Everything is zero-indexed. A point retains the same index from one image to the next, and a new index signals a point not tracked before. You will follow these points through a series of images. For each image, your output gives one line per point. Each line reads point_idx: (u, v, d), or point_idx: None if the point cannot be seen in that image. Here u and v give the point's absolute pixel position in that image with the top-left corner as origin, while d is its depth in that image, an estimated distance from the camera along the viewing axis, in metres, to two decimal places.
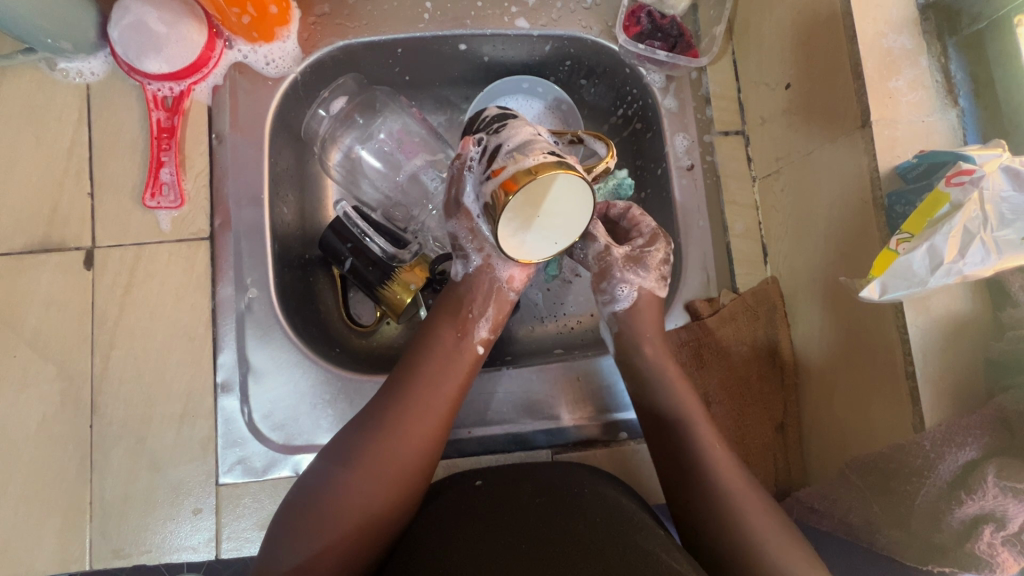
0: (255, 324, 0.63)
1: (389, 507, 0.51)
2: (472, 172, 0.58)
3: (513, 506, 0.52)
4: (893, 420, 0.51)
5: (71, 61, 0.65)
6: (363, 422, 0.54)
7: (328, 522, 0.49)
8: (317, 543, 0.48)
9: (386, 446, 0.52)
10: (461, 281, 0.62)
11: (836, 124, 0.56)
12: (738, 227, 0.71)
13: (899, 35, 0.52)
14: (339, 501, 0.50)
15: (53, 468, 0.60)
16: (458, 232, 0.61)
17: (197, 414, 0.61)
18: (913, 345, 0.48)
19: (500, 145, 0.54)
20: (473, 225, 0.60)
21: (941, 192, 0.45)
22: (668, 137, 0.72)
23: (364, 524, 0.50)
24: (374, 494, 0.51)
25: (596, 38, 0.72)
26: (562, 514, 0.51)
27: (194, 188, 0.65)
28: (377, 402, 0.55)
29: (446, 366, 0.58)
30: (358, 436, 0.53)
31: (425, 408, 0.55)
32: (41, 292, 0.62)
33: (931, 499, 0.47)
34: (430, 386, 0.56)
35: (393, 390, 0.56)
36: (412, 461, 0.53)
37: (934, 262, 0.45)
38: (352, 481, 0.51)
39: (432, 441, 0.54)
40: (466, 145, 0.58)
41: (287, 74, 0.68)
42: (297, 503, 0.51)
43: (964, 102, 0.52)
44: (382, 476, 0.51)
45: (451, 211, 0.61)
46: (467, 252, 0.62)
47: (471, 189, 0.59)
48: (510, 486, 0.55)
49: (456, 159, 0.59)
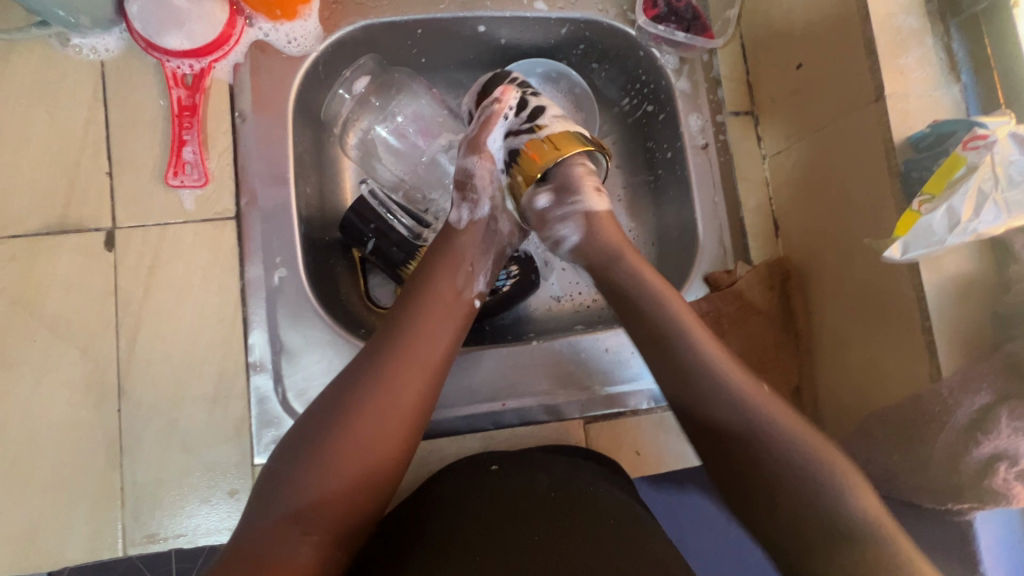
0: (285, 302, 0.63)
1: (388, 460, 0.51)
2: (503, 121, 0.66)
3: (525, 500, 0.53)
4: (907, 371, 0.55)
5: (84, 37, 0.63)
6: (360, 369, 0.53)
7: (326, 472, 0.48)
8: (313, 493, 0.47)
9: (386, 395, 0.51)
10: (465, 229, 0.64)
11: (848, 99, 0.59)
12: (751, 203, 0.74)
13: (907, 15, 0.57)
14: (337, 450, 0.49)
15: (80, 454, 0.58)
16: (475, 172, 0.65)
17: (229, 394, 0.61)
18: (929, 301, 0.52)
19: (543, 107, 0.66)
20: (492, 170, 0.65)
21: (959, 156, 0.49)
22: (682, 118, 0.74)
23: (363, 476, 0.49)
24: (373, 446, 0.50)
25: (612, 22, 0.74)
26: (579, 513, 0.52)
27: (218, 167, 0.64)
28: (373, 350, 0.54)
29: (444, 317, 0.58)
30: (354, 385, 0.52)
31: (421, 359, 0.54)
32: (60, 275, 0.60)
33: (949, 443, 0.50)
34: (425, 338, 0.56)
35: (389, 339, 0.55)
36: (412, 411, 0.52)
37: (953, 221, 0.48)
38: (348, 432, 0.50)
39: (429, 392, 0.54)
40: (506, 92, 0.67)
41: (309, 53, 0.67)
42: (291, 455, 0.49)
43: (965, 78, 0.56)
44: (383, 426, 0.51)
45: (473, 150, 0.65)
46: (478, 198, 0.65)
47: (496, 137, 0.66)
48: (526, 477, 0.56)
49: (489, 105, 0.67)
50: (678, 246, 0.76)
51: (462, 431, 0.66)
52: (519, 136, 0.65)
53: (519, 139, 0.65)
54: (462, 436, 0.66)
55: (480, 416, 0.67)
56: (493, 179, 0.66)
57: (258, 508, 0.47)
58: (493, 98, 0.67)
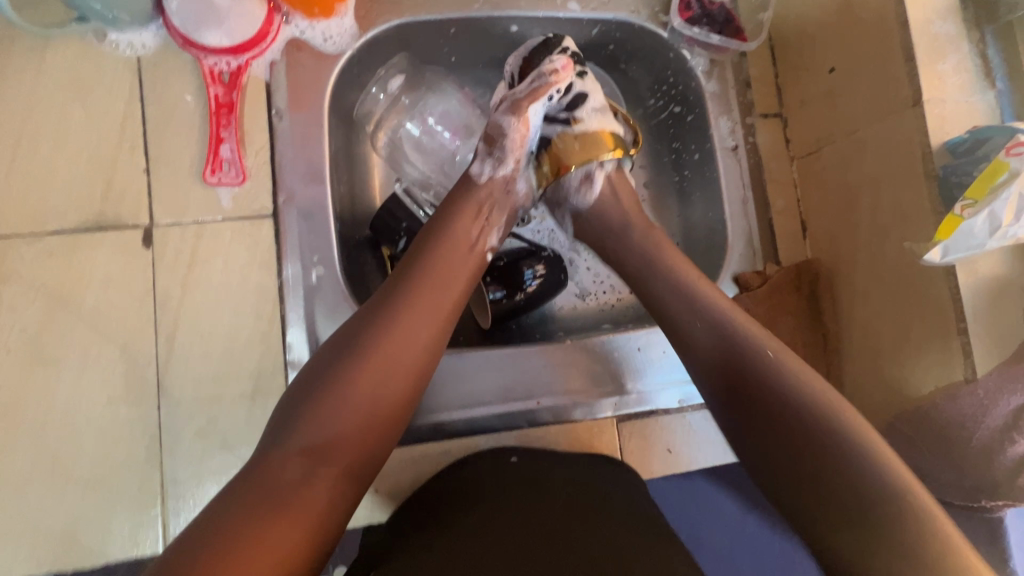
0: (324, 301, 0.63)
1: (398, 398, 0.53)
2: (549, 99, 0.65)
3: (540, 492, 0.57)
4: (943, 372, 0.57)
5: (121, 33, 0.62)
6: (375, 311, 0.55)
7: (341, 405, 0.50)
8: (327, 424, 0.49)
9: (398, 337, 0.53)
10: (483, 185, 0.65)
11: (884, 103, 0.60)
12: (778, 204, 0.75)
13: (944, 22, 0.58)
14: (352, 385, 0.51)
15: (120, 451, 0.58)
16: (510, 133, 0.63)
17: (267, 392, 0.61)
18: (964, 303, 0.54)
19: (586, 96, 0.67)
20: (526, 138, 0.64)
21: (1001, 162, 0.49)
22: (712, 119, 0.75)
23: (374, 410, 0.51)
24: (384, 384, 0.52)
25: (644, 23, 0.74)
26: (591, 506, 0.56)
27: (255, 165, 0.64)
28: (388, 294, 0.56)
29: (456, 269, 0.60)
30: (368, 326, 0.54)
31: (433, 306, 0.56)
32: (99, 272, 0.60)
33: (984, 441, 0.52)
34: (439, 287, 0.57)
35: (403, 284, 0.56)
36: (424, 357, 0.55)
37: (994, 226, 0.49)
38: (361, 369, 0.52)
39: (441, 341, 0.56)
40: (565, 67, 0.66)
41: (346, 51, 0.67)
42: (307, 388, 0.51)
43: (1000, 84, 0.57)
44: (396, 369, 0.53)
45: (515, 111, 0.63)
46: (502, 159, 0.65)
47: (540, 109, 0.64)
48: (542, 472, 0.60)
49: (543, 74, 0.65)
50: (707, 245, 0.77)
51: (497, 429, 0.67)
52: (554, 124, 0.67)
53: (553, 129, 0.67)
54: (498, 433, 0.67)
55: (514, 415, 0.67)
56: (524, 145, 0.65)
57: (272, 443, 0.49)
58: (552, 68, 0.65)
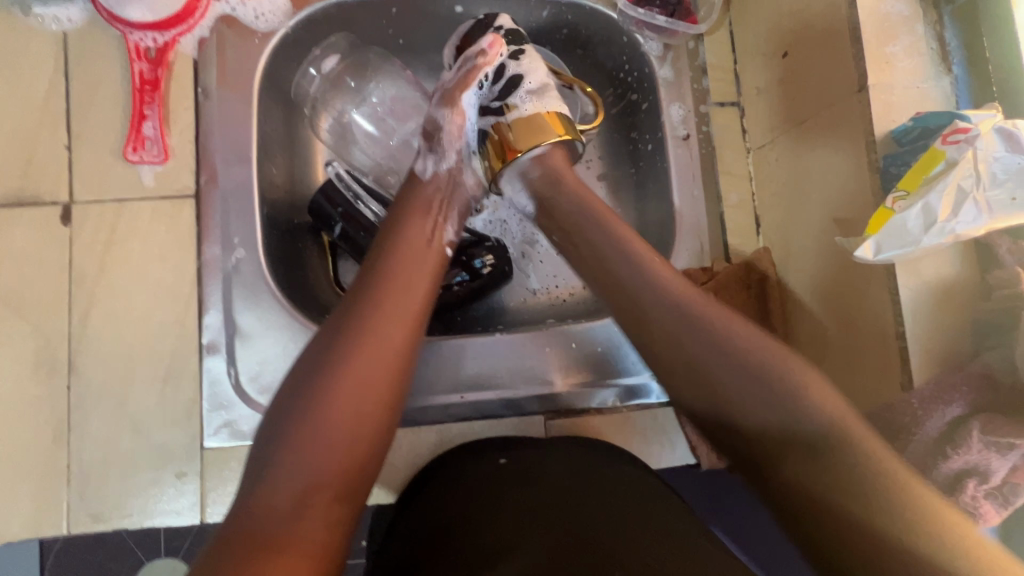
0: (243, 284, 0.61)
1: (381, 410, 0.48)
2: (479, 83, 0.64)
3: (540, 485, 0.52)
4: (879, 381, 0.53)
5: (47, 7, 0.61)
6: (337, 326, 0.50)
7: (321, 432, 0.45)
8: (311, 458, 0.44)
9: (366, 348, 0.49)
10: (430, 181, 0.62)
11: (833, 88, 0.56)
12: (732, 198, 0.70)
13: (896, 1, 0.53)
14: (331, 410, 0.46)
15: (28, 429, 0.57)
16: (446, 126, 0.63)
17: (181, 375, 0.60)
18: (904, 306, 0.49)
19: (521, 77, 0.64)
20: (462, 126, 0.64)
21: (937, 150, 0.46)
22: (664, 107, 0.71)
23: (359, 429, 0.47)
24: (363, 400, 0.47)
25: (595, 5, 0.71)
26: (597, 495, 0.50)
27: (179, 143, 0.63)
28: (348, 307, 0.51)
29: (417, 265, 0.55)
30: (332, 342, 0.49)
31: (398, 308, 0.52)
32: (16, 248, 0.59)
33: (918, 454, 0.47)
34: (404, 285, 0.53)
35: (361, 293, 0.52)
36: (398, 357, 0.50)
37: (928, 219, 0.45)
38: (337, 389, 0.46)
39: (412, 338, 0.52)
40: (494, 45, 0.64)
41: (278, 29, 0.66)
42: (277, 423, 0.46)
43: (957, 69, 0.53)
44: (372, 380, 0.48)
45: (449, 103, 0.64)
46: (443, 149, 0.64)
47: (472, 94, 0.64)
48: (537, 465, 0.54)
49: (471, 58, 0.65)
50: (657, 241, 0.73)
51: (419, 424, 0.64)
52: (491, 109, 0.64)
53: (488, 118, 0.63)
54: (419, 427, 0.64)
55: (437, 408, 0.65)
56: (463, 134, 0.64)
57: (251, 484, 0.43)
58: (478, 51, 0.64)
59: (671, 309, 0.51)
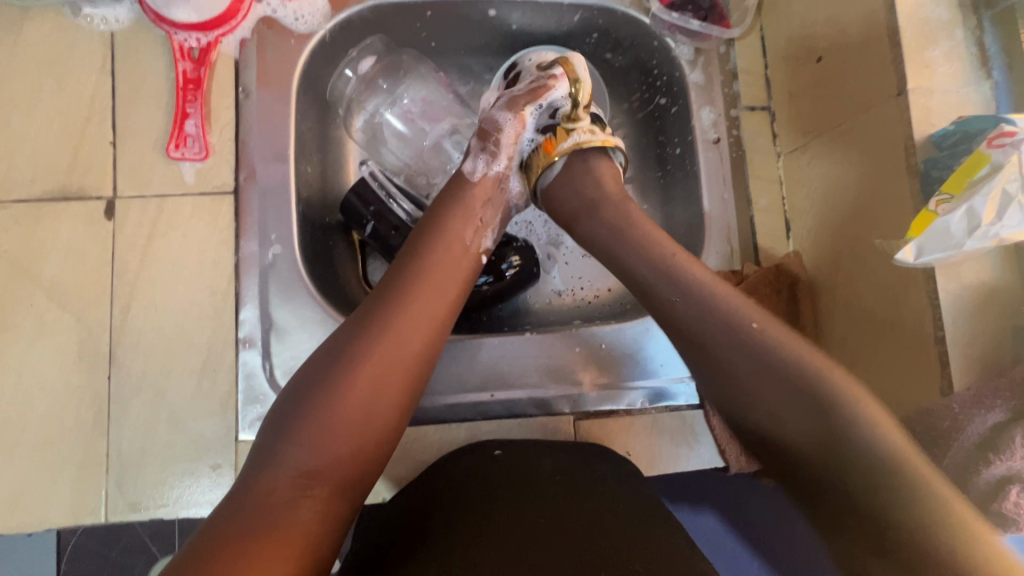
0: (279, 281, 0.63)
1: (392, 409, 0.49)
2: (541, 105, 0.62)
3: (530, 482, 0.52)
4: (920, 386, 0.52)
5: (96, 8, 0.63)
6: (359, 323, 0.51)
7: (331, 424, 0.46)
8: (319, 449, 0.45)
9: (387, 348, 0.49)
10: (479, 181, 0.61)
11: (869, 93, 0.56)
12: (762, 202, 0.70)
13: (936, 6, 0.53)
14: (342, 402, 0.47)
15: (69, 419, 0.59)
16: (505, 130, 0.61)
17: (218, 368, 0.61)
18: (943, 310, 0.49)
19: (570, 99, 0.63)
20: (518, 138, 0.62)
21: (982, 154, 0.46)
22: (694, 111, 0.72)
23: (366, 424, 0.47)
24: (375, 399, 0.48)
25: (626, 10, 0.72)
26: (587, 495, 0.51)
27: (219, 141, 0.64)
28: (373, 305, 0.52)
29: (444, 274, 0.55)
30: (353, 338, 0.50)
31: (422, 315, 0.52)
32: (61, 241, 0.61)
33: (958, 460, 0.47)
34: (429, 288, 0.54)
35: (388, 292, 0.53)
36: (415, 362, 0.51)
37: (971, 223, 0.46)
38: (350, 381, 0.48)
39: (431, 344, 0.52)
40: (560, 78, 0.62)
41: (316, 31, 0.67)
42: (289, 409, 0.47)
43: (997, 75, 0.53)
44: (386, 379, 0.49)
45: (512, 108, 0.61)
46: (496, 153, 0.62)
47: (533, 113, 0.62)
48: (530, 463, 0.55)
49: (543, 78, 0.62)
50: (685, 244, 0.74)
51: (450, 420, 0.65)
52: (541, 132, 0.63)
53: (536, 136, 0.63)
54: (448, 425, 0.64)
55: (468, 406, 0.65)
56: (518, 142, 0.63)
57: (257, 470, 0.44)
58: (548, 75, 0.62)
59: (721, 327, 0.51)
